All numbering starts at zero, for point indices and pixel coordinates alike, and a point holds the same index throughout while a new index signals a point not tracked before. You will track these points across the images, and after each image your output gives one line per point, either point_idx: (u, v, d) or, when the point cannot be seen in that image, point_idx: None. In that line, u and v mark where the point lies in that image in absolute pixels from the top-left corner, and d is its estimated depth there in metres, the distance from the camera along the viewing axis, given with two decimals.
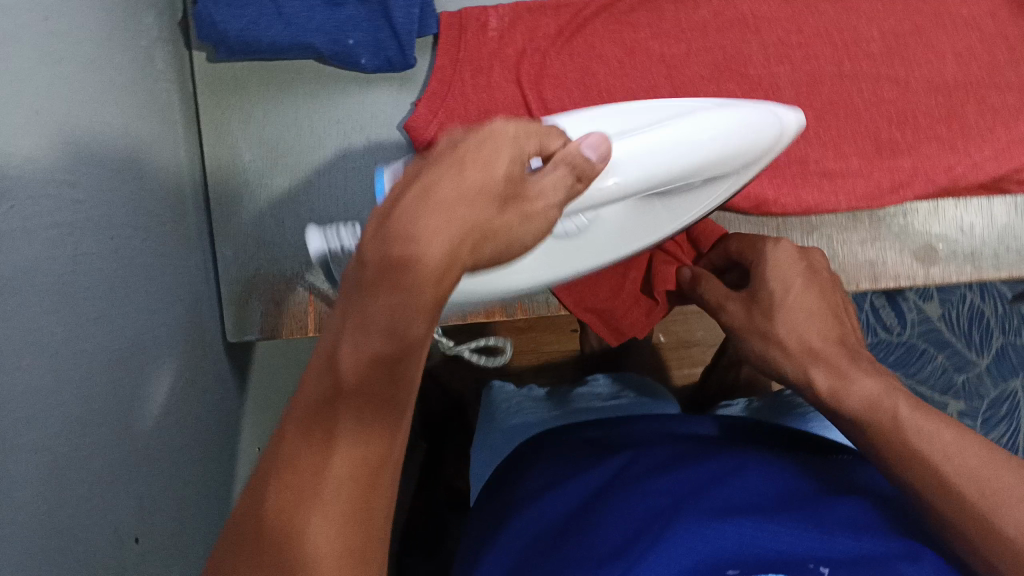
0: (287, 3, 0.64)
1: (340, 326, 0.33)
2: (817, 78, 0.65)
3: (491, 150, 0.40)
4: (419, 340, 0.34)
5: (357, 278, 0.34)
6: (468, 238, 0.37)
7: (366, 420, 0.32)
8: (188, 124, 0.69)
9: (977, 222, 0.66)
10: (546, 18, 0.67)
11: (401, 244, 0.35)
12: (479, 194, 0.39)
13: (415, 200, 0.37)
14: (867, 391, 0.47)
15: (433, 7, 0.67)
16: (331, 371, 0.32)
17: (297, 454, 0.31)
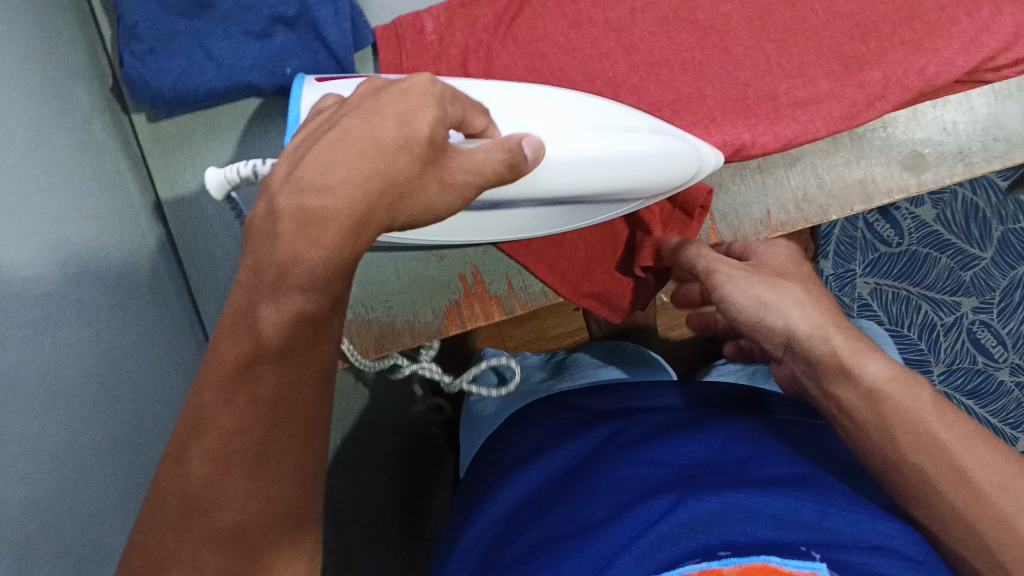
0: (215, 44, 0.62)
1: (255, 281, 0.31)
2: (768, 7, 0.63)
3: (405, 107, 0.32)
4: (341, 296, 0.32)
5: (269, 227, 0.31)
6: (384, 198, 0.32)
7: (277, 391, 0.30)
8: (142, 189, 0.66)
9: (958, 119, 0.63)
10: (481, 10, 0.64)
11: (313, 197, 0.30)
12: (395, 150, 0.32)
13: (324, 152, 0.31)
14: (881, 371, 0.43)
15: (363, 18, 0.64)
16: (239, 336, 0.30)
17: (218, 419, 0.30)
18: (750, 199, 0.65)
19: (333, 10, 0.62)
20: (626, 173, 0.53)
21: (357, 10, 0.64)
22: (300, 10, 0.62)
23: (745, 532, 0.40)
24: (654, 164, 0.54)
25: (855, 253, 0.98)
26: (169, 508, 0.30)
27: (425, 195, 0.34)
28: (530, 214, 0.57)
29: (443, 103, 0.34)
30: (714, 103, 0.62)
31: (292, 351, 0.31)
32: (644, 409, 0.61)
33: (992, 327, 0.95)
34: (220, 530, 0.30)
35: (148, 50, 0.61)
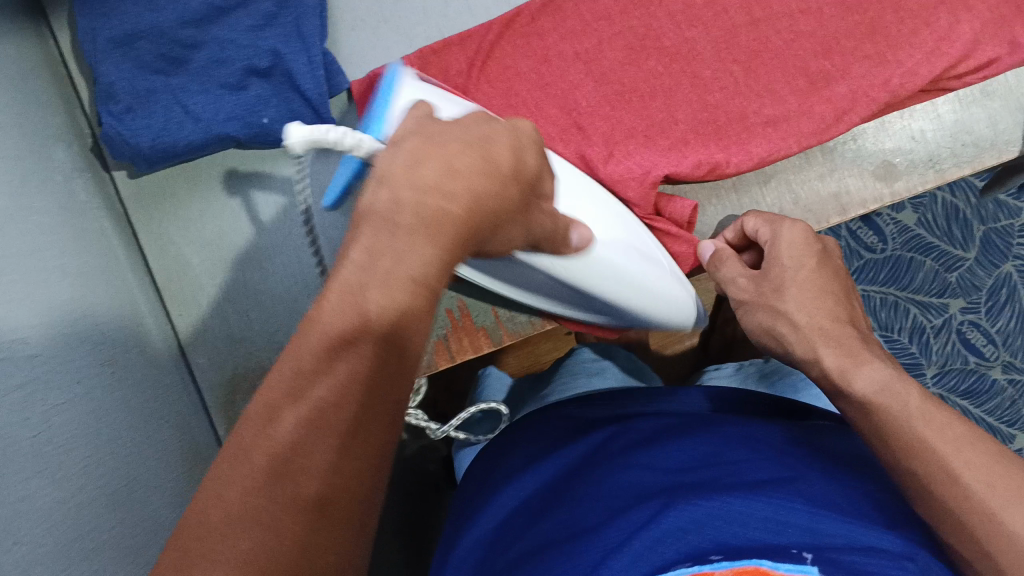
0: (191, 99, 0.63)
1: (367, 266, 0.30)
2: (731, 29, 0.64)
3: (502, 140, 0.34)
4: (438, 295, 0.31)
5: (390, 218, 0.30)
6: (488, 220, 0.33)
7: (376, 369, 0.29)
8: (126, 244, 0.67)
9: (926, 127, 0.64)
10: (452, 54, 0.65)
11: (436, 199, 0.31)
12: (508, 179, 0.34)
13: (449, 159, 0.32)
14: (871, 384, 0.44)
15: (335, 64, 0.65)
16: (346, 311, 0.29)
17: (317, 386, 0.28)
18: (727, 218, 0.66)
19: (305, 59, 0.63)
20: (628, 294, 0.53)
21: (330, 57, 0.65)
22: (273, 61, 0.63)
23: (735, 534, 0.41)
24: (652, 296, 0.55)
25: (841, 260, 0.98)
26: (255, 470, 0.27)
27: (511, 229, 0.36)
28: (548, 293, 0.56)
29: (538, 145, 0.37)
30: (687, 127, 0.63)
31: (396, 334, 0.29)
32: (641, 414, 0.62)
33: (981, 325, 0.96)
34: (308, 500, 0.27)
35: (126, 109, 0.62)
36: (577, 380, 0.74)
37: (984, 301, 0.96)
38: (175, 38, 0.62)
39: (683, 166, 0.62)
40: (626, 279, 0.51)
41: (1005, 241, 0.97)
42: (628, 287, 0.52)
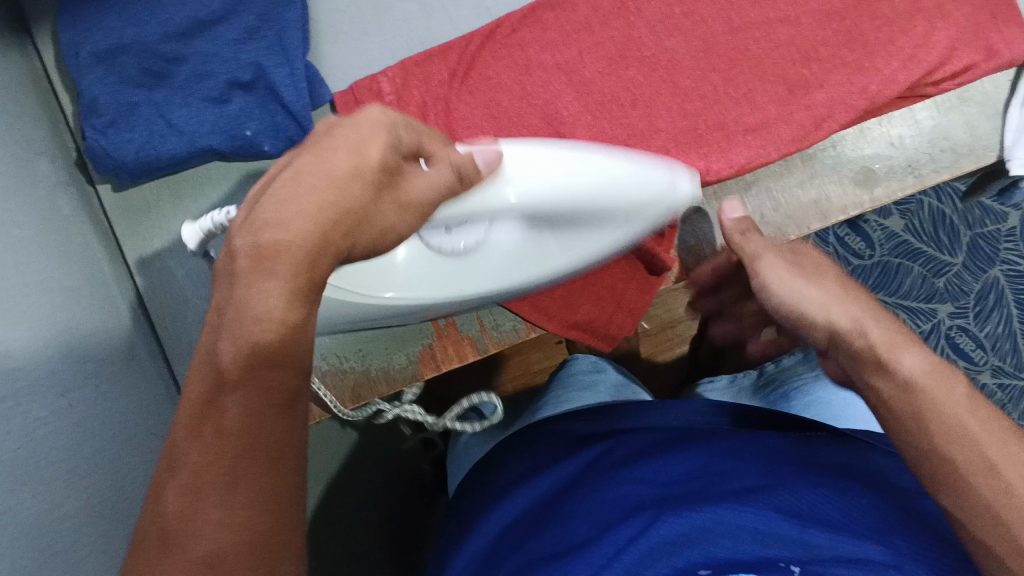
0: (175, 112, 0.63)
1: (216, 323, 0.30)
2: (710, 39, 0.65)
3: (372, 131, 0.35)
4: (294, 323, 0.31)
5: (232, 271, 0.31)
6: (335, 227, 0.33)
7: (247, 421, 0.28)
8: (112, 258, 0.67)
9: (904, 133, 0.65)
10: (434, 66, 0.65)
11: (272, 233, 0.32)
12: (349, 177, 0.34)
13: (279, 191, 0.33)
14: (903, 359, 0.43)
15: (319, 76, 0.65)
16: (207, 377, 0.29)
17: (191, 449, 0.28)
18: (709, 225, 0.66)
19: (288, 71, 0.64)
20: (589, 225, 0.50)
21: (312, 69, 0.65)
22: (256, 73, 0.64)
23: (725, 548, 0.41)
24: (629, 237, 0.51)
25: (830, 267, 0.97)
26: (144, 548, 0.26)
27: (380, 215, 0.36)
28: (516, 284, 0.55)
29: (393, 127, 0.36)
30: (668, 137, 0.63)
31: (250, 373, 0.29)
32: (631, 429, 0.62)
33: (969, 330, 0.97)
34: (195, 561, 0.26)
35: (108, 123, 0.62)
36: (570, 392, 0.74)
37: (972, 305, 0.97)
38: (158, 51, 0.63)
39: None
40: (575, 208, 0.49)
41: (992, 247, 0.98)
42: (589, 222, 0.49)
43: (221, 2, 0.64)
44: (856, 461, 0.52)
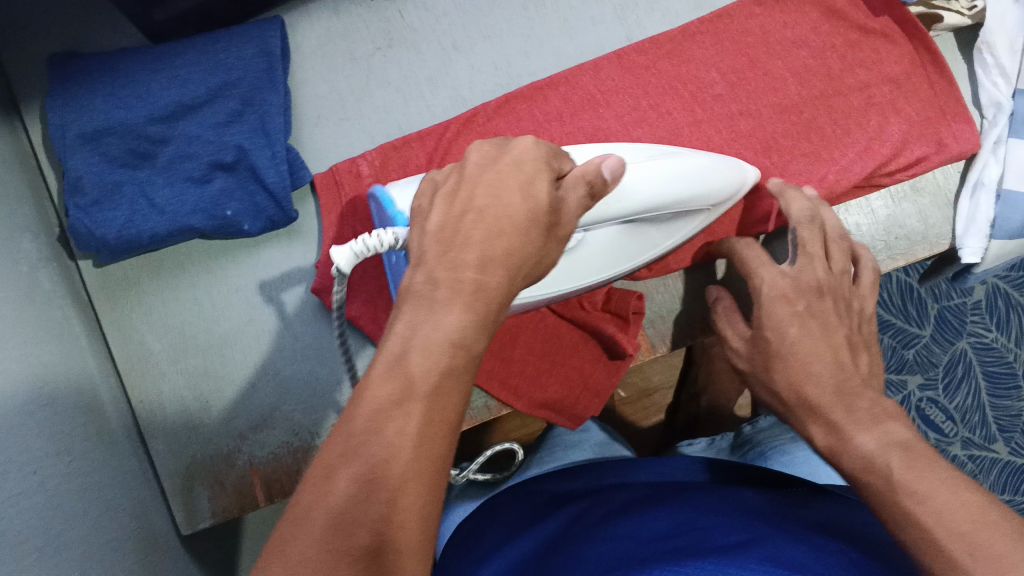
0: (158, 192, 0.65)
1: (409, 337, 0.35)
2: (675, 130, 0.66)
3: (535, 176, 0.41)
4: (476, 354, 0.37)
5: (428, 295, 0.37)
6: (519, 271, 0.39)
7: (420, 431, 0.34)
8: (91, 333, 0.67)
9: (860, 222, 0.67)
10: (412, 152, 0.68)
11: (471, 275, 0.37)
12: (526, 220, 0.40)
13: (479, 230, 0.39)
14: (863, 453, 0.46)
15: (300, 159, 0.67)
16: (403, 376, 0.34)
17: (367, 447, 0.33)
18: (671, 305, 0.69)
19: (269, 153, 0.65)
20: (694, 184, 0.55)
21: (294, 152, 0.67)
22: (237, 155, 0.65)
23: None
24: (712, 180, 0.56)
25: None
26: (314, 526, 0.31)
27: (545, 252, 0.42)
28: (626, 247, 0.58)
29: (547, 158, 0.42)
30: None
31: (437, 392, 0.35)
32: (612, 487, 0.63)
33: (939, 402, 0.98)
34: (357, 551, 0.30)
35: (92, 202, 0.64)
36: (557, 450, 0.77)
37: (942, 377, 0.99)
38: (144, 133, 0.65)
39: None
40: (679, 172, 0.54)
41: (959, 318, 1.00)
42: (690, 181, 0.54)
43: (206, 88, 0.65)
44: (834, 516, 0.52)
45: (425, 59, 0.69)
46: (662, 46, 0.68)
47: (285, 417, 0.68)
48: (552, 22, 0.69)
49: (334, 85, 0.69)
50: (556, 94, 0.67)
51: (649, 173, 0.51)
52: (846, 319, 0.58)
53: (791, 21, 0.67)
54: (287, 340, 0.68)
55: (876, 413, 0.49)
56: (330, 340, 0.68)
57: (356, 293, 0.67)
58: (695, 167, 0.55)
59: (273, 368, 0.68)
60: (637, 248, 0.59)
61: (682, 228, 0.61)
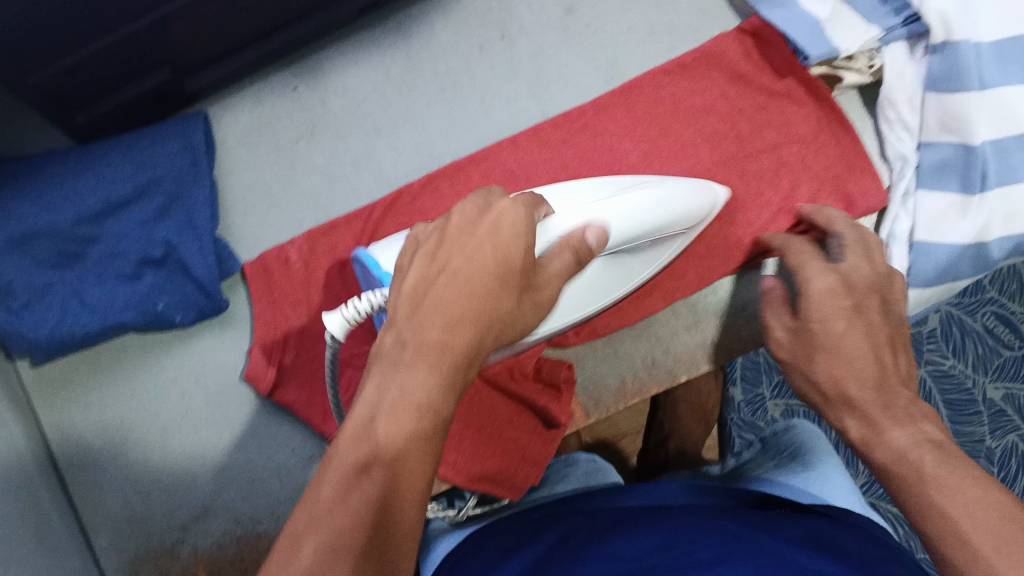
0: (89, 291, 0.66)
1: (378, 400, 0.38)
2: None
3: (512, 238, 0.42)
4: (442, 417, 0.38)
5: (396, 355, 0.39)
6: (488, 330, 0.41)
7: (382, 494, 0.35)
8: (29, 434, 0.66)
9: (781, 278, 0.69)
10: (340, 234, 0.69)
11: (438, 337, 0.39)
12: (497, 283, 0.41)
13: (446, 294, 0.41)
14: (891, 451, 0.47)
15: (228, 250, 0.69)
16: (370, 438, 0.36)
17: (334, 513, 0.34)
18: (603, 371, 0.70)
19: (197, 246, 0.67)
20: (667, 210, 0.55)
21: (222, 243, 0.68)
22: (166, 250, 0.67)
23: None
24: (685, 204, 0.57)
25: (761, 376, 0.95)
26: None
27: (518, 310, 0.43)
28: (608, 280, 0.59)
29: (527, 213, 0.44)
30: None
31: (405, 458, 0.36)
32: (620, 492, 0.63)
33: None
34: None
35: (23, 305, 0.64)
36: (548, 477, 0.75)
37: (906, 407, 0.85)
38: (72, 234, 0.65)
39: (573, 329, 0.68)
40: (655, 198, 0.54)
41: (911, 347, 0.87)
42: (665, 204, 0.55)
43: (133, 184, 0.66)
44: (816, 534, 0.53)
45: (346, 144, 0.70)
46: (576, 119, 0.69)
47: (226, 505, 0.69)
48: (469, 101, 0.70)
49: (259, 174, 0.70)
50: (477, 171, 0.68)
51: (624, 203, 0.52)
52: (888, 314, 0.56)
53: (699, 87, 0.69)
54: (222, 430, 0.70)
55: (912, 411, 0.49)
56: (271, 426, 0.70)
57: (291, 378, 0.68)
58: (670, 193, 0.56)
59: (211, 457, 0.69)
60: (616, 277, 0.59)
61: (662, 253, 0.61)
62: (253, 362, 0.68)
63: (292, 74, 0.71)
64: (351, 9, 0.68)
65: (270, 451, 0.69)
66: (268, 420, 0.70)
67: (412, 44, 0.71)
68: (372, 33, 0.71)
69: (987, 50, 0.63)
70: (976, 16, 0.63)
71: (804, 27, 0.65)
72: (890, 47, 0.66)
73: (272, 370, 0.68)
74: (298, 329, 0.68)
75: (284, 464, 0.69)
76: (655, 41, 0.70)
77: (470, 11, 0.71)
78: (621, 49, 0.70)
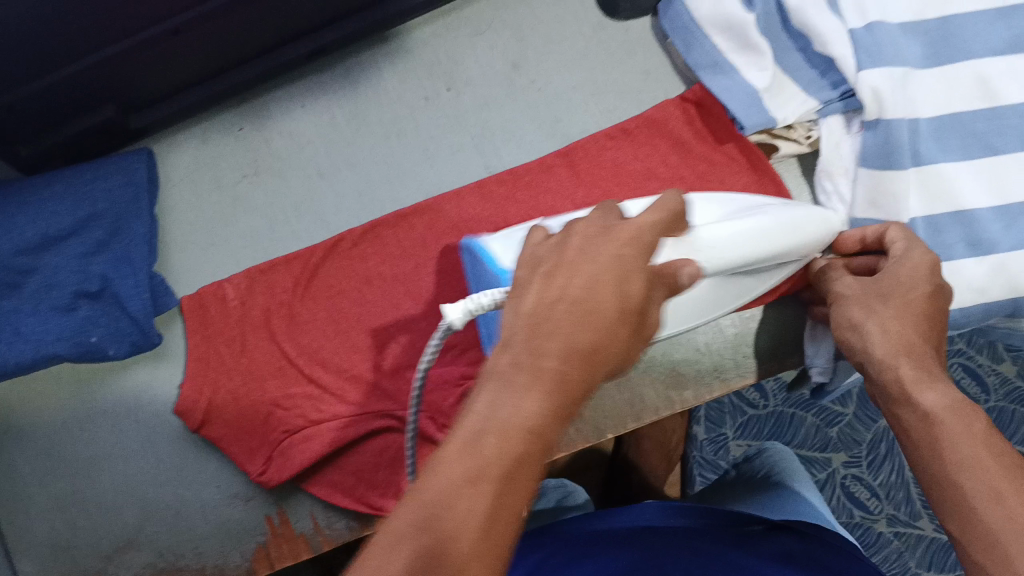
0: (23, 321, 0.64)
1: (488, 415, 0.32)
2: None
3: (630, 250, 0.36)
4: (552, 442, 0.32)
5: (508, 376, 0.32)
6: (603, 366, 0.34)
7: (488, 517, 0.30)
8: None
9: (708, 341, 0.69)
10: (278, 274, 0.69)
11: (551, 360, 0.32)
12: (615, 318, 0.34)
13: (570, 312, 0.33)
14: (943, 399, 0.43)
15: (164, 285, 0.69)
16: (485, 446, 0.31)
17: (433, 526, 0.29)
18: None
19: (132, 282, 0.67)
20: (787, 238, 0.55)
21: (158, 278, 0.69)
22: (102, 284, 0.66)
23: None
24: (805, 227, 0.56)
25: (725, 416, 0.92)
26: None
27: (631, 355, 0.35)
28: (721, 293, 0.58)
29: (667, 220, 0.38)
30: None
31: (510, 479, 0.31)
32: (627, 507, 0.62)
33: (864, 480, 0.88)
34: None
35: None
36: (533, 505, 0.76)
37: (885, 452, 0.88)
38: (9, 264, 0.65)
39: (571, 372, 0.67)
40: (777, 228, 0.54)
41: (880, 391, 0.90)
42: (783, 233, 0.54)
43: (73, 218, 0.67)
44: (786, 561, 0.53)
45: (289, 186, 0.71)
46: (519, 177, 0.69)
47: (149, 537, 0.69)
48: (412, 149, 0.72)
49: (199, 213, 0.71)
50: (420, 222, 0.69)
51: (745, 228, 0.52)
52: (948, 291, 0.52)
53: (639, 152, 0.70)
54: (147, 464, 0.69)
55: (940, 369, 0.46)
56: (197, 462, 0.70)
57: (219, 416, 0.66)
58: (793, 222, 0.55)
59: (134, 491, 0.69)
60: (732, 292, 0.59)
61: (777, 275, 0.60)
62: (181, 397, 0.66)
63: (238, 114, 0.73)
64: (298, 53, 0.70)
65: (196, 487, 0.69)
66: (194, 458, 0.70)
67: (358, 91, 0.72)
68: (320, 78, 0.73)
69: (925, 127, 0.63)
70: (912, 93, 0.63)
71: (742, 96, 0.67)
72: (826, 118, 0.67)
73: (199, 409, 0.66)
74: (233, 370, 0.67)
75: (207, 501, 0.69)
76: (598, 100, 0.72)
77: (418, 60, 0.73)
78: (565, 107, 0.72)
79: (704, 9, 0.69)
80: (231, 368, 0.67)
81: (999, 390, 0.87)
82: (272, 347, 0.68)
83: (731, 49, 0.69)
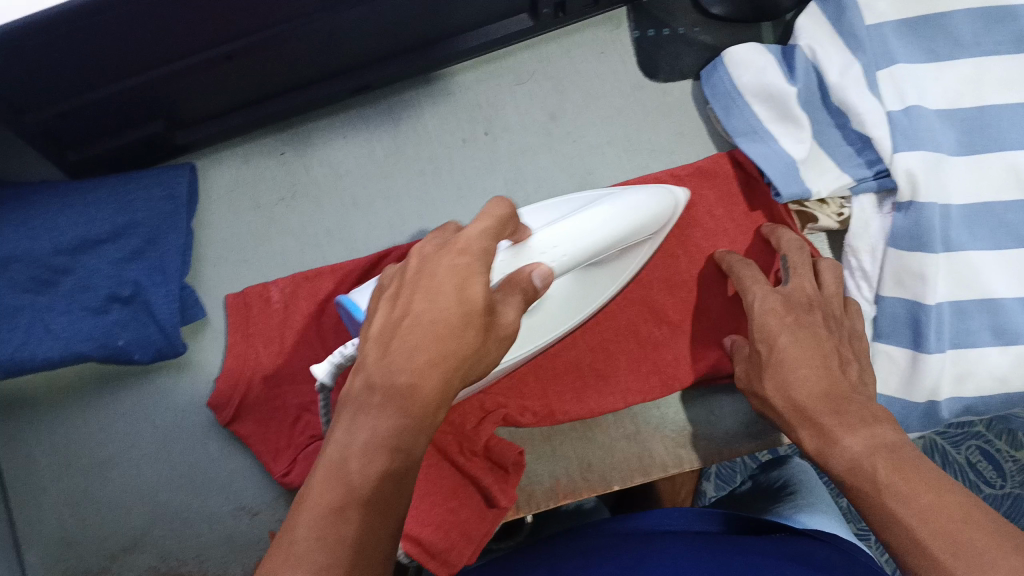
0: (54, 319, 0.66)
1: (348, 441, 0.38)
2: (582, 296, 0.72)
3: (466, 258, 0.41)
4: (415, 454, 0.38)
5: (364, 399, 0.39)
6: (456, 370, 0.40)
7: (364, 527, 0.35)
8: None
9: (723, 410, 0.69)
10: (321, 283, 0.70)
11: (406, 377, 0.39)
12: (461, 321, 0.40)
13: (410, 333, 0.40)
14: (847, 459, 0.49)
15: (192, 296, 0.71)
16: (351, 468, 0.37)
17: (312, 552, 0.34)
18: (540, 468, 0.68)
19: (164, 291, 0.69)
20: (629, 218, 0.55)
21: (187, 289, 0.71)
22: (134, 290, 0.68)
23: None
24: (649, 209, 0.57)
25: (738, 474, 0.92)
26: None
27: (482, 355, 0.41)
28: (579, 292, 0.61)
29: (496, 228, 0.43)
30: (573, 375, 0.70)
31: (377, 494, 0.36)
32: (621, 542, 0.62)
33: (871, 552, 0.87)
34: None
35: None
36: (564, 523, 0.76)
37: None
38: (47, 262, 0.67)
39: (591, 406, 0.68)
40: (614, 211, 0.54)
41: None
42: (628, 213, 0.55)
43: (112, 226, 0.69)
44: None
45: (323, 213, 0.74)
46: None
47: (155, 541, 0.70)
48: (446, 186, 0.74)
49: (235, 230, 0.74)
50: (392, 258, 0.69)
51: (598, 218, 0.53)
52: (840, 338, 0.59)
53: None
54: (160, 469, 0.71)
55: (862, 416, 0.51)
56: (206, 472, 0.71)
57: (254, 416, 0.67)
58: (635, 203, 0.56)
59: (146, 494, 0.71)
60: (586, 288, 0.62)
61: (634, 252, 0.62)
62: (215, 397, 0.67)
63: (280, 139, 0.75)
64: (344, 88, 0.73)
65: (204, 495, 0.70)
66: (204, 468, 0.71)
67: (400, 128, 0.75)
68: (364, 112, 0.75)
69: (956, 213, 0.64)
70: (945, 178, 0.63)
71: (780, 166, 0.67)
72: (857, 197, 0.67)
73: (231, 407, 0.67)
74: (270, 371, 0.68)
75: (212, 510, 0.70)
76: (630, 157, 0.74)
77: (459, 103, 0.75)
78: (597, 160, 0.74)
79: (746, 77, 0.70)
80: (268, 369, 0.68)
81: (1016, 477, 0.86)
82: (308, 355, 0.69)
83: (771, 118, 0.70)
